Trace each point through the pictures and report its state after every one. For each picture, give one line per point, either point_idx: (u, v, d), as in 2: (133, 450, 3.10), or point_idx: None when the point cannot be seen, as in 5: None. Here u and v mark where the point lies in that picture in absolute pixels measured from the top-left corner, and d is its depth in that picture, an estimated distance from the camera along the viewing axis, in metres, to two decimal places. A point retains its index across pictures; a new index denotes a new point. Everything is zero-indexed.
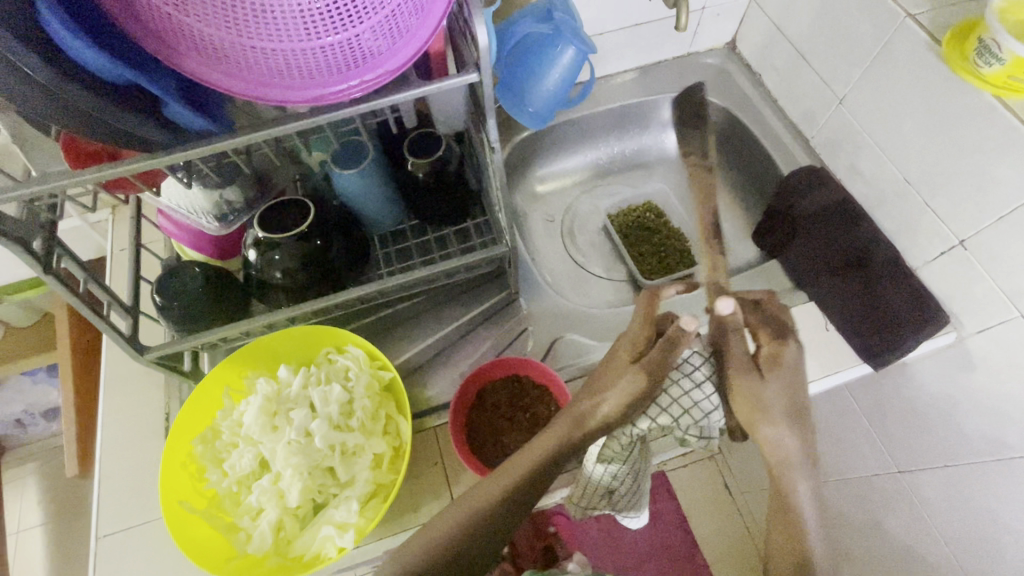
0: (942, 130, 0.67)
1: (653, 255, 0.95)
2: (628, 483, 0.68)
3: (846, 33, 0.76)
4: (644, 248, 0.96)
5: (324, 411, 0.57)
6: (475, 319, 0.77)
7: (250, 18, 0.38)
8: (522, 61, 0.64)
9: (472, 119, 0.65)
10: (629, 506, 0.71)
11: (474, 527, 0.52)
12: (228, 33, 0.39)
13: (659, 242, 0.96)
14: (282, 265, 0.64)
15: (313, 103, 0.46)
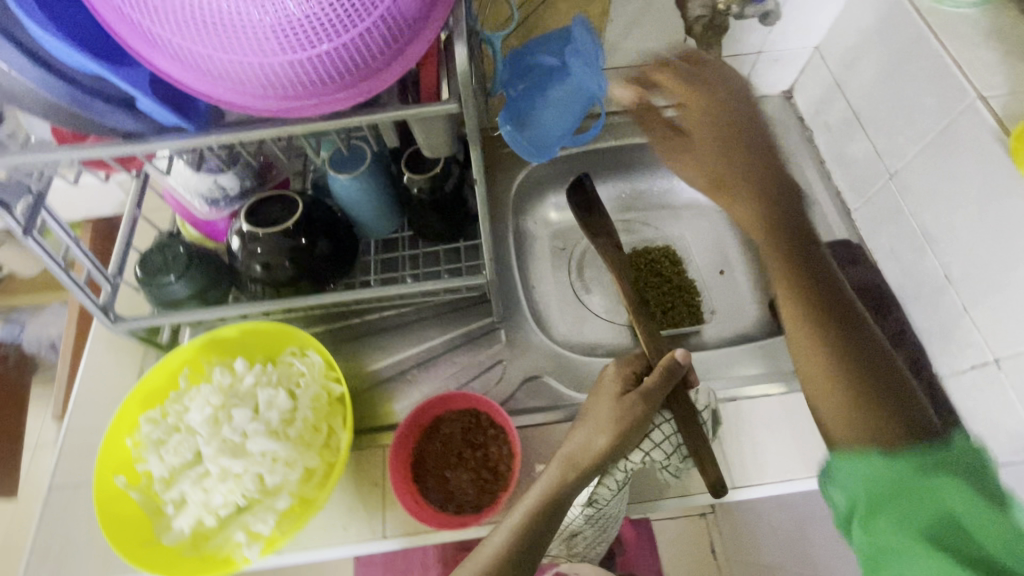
0: (994, 233, 0.58)
1: (658, 304, 0.89)
2: (594, 527, 0.69)
3: (908, 103, 0.68)
4: (652, 295, 0.90)
5: (265, 415, 0.57)
6: (452, 342, 0.76)
7: (211, 30, 0.38)
8: (529, 89, 0.62)
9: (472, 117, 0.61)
10: (592, 547, 0.73)
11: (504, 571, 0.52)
12: (190, 42, 0.39)
13: (668, 291, 0.90)
14: (262, 259, 0.65)
15: (284, 113, 0.45)
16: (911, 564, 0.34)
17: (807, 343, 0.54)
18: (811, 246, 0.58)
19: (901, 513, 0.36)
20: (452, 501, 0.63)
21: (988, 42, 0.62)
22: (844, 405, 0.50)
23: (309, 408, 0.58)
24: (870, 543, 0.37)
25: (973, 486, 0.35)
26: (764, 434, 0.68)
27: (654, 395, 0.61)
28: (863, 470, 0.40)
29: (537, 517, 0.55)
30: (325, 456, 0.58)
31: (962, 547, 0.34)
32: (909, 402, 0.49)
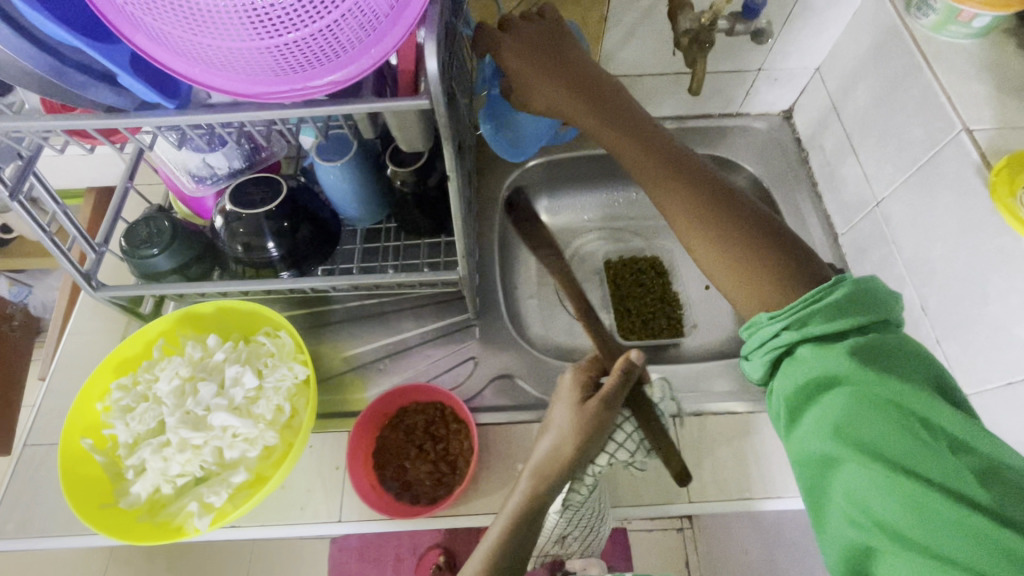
0: (970, 267, 0.58)
1: (637, 314, 0.89)
2: (577, 529, 0.71)
3: (898, 131, 0.68)
4: (633, 304, 0.91)
5: (229, 391, 0.59)
6: (427, 335, 0.77)
7: (176, 12, 0.38)
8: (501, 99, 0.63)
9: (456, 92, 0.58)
10: (585, 545, 0.76)
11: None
12: (157, 23, 0.39)
13: (650, 302, 0.91)
14: (244, 239, 0.66)
15: (256, 98, 0.46)
16: (843, 462, 0.39)
17: (678, 207, 0.57)
18: (667, 142, 0.60)
19: (821, 415, 0.41)
20: (410, 490, 0.65)
21: (981, 75, 0.62)
22: (742, 279, 0.53)
23: (273, 387, 0.60)
24: (805, 449, 0.42)
25: (871, 370, 0.40)
26: (725, 451, 0.68)
27: (614, 400, 0.60)
28: (768, 345, 0.46)
29: (512, 531, 0.55)
30: (286, 435, 0.60)
31: (879, 426, 0.39)
32: (778, 240, 0.54)
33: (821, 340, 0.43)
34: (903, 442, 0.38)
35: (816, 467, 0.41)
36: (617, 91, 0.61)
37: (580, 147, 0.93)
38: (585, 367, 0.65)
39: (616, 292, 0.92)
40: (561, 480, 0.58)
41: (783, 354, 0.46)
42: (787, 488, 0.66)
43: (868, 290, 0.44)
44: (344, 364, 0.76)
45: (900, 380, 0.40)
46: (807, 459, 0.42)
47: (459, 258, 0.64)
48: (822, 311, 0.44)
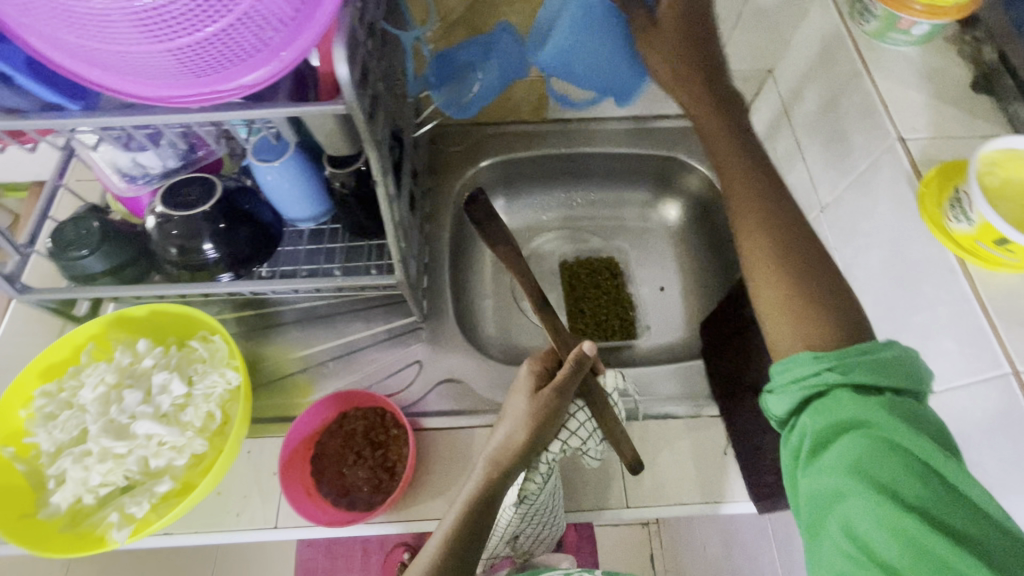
0: (902, 276, 0.58)
1: (592, 316, 0.89)
2: (530, 529, 0.70)
3: (842, 137, 0.68)
4: (587, 305, 0.91)
5: (156, 399, 0.57)
6: (372, 339, 0.76)
7: (60, 15, 0.36)
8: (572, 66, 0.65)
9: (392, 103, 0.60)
10: (542, 543, 0.74)
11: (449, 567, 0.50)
12: (45, 26, 0.37)
13: (604, 304, 0.90)
14: (177, 241, 0.65)
15: (163, 102, 0.44)
16: (855, 497, 0.40)
17: (750, 217, 0.54)
18: (767, 165, 0.56)
19: (845, 454, 0.41)
20: (349, 495, 0.64)
21: (919, 83, 0.62)
22: (787, 308, 0.49)
23: (203, 395, 0.59)
24: (818, 485, 0.42)
25: (903, 423, 0.41)
26: (666, 457, 0.68)
27: (569, 388, 0.60)
28: (806, 380, 0.45)
29: (464, 523, 0.53)
30: (216, 443, 0.59)
31: (897, 475, 0.40)
32: (846, 300, 0.49)
33: (857, 386, 0.44)
34: (918, 491, 0.39)
35: (823, 501, 0.42)
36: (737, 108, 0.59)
37: (537, 147, 0.92)
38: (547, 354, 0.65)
39: (571, 294, 0.91)
40: (516, 467, 0.57)
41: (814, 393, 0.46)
42: (723, 493, 0.66)
43: (907, 357, 0.45)
44: (285, 368, 0.74)
45: (927, 438, 0.41)
46: (818, 493, 0.42)
47: (395, 263, 0.63)
48: (866, 363, 0.44)
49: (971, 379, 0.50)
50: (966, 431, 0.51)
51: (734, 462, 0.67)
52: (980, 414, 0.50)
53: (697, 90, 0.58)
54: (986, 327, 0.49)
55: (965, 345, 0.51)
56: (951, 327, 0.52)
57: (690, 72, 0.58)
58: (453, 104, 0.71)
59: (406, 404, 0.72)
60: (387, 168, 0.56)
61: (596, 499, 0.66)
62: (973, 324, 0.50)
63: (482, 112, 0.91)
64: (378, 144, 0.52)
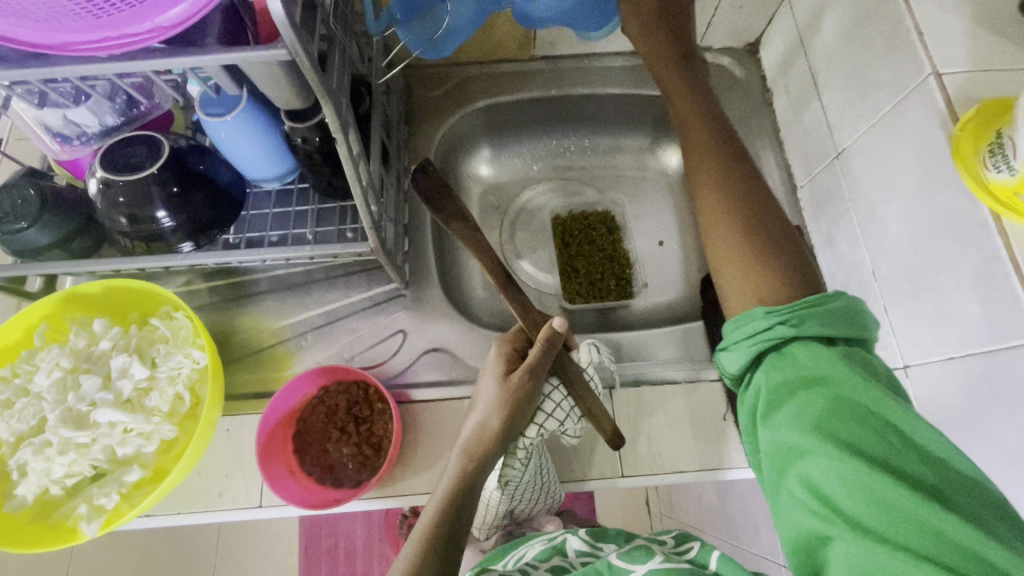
0: (924, 232, 0.53)
1: (586, 275, 0.84)
2: (523, 502, 0.69)
3: (865, 72, 0.60)
4: (580, 263, 0.85)
5: (116, 385, 0.53)
6: (351, 308, 0.71)
7: None
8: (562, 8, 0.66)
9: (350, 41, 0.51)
10: (543, 513, 0.73)
11: (430, 548, 0.50)
12: None
13: (599, 262, 0.85)
14: (126, 210, 0.58)
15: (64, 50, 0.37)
16: (815, 452, 0.37)
17: (708, 172, 0.53)
18: (730, 131, 0.55)
19: (800, 409, 0.39)
20: (332, 473, 0.62)
21: (961, 4, 0.53)
22: (739, 266, 0.48)
23: (167, 377, 0.55)
24: (774, 442, 0.39)
25: (857, 374, 0.39)
26: (662, 424, 0.65)
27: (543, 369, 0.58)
28: (763, 337, 0.43)
29: (452, 503, 0.52)
30: (187, 426, 0.56)
31: (853, 427, 0.37)
32: (803, 264, 0.48)
33: (810, 340, 0.42)
34: (876, 442, 0.37)
35: (784, 458, 0.39)
36: (699, 67, 0.59)
37: (524, 90, 0.83)
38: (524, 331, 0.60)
39: (563, 252, 0.86)
40: (493, 452, 0.55)
41: (769, 348, 0.43)
42: (721, 460, 0.63)
43: (859, 310, 0.43)
44: (260, 341, 0.70)
45: (880, 389, 0.39)
46: (775, 451, 0.39)
47: (366, 228, 0.57)
48: (819, 317, 0.42)
49: (996, 346, 0.46)
50: (985, 400, 0.47)
51: (734, 428, 0.64)
52: (1002, 383, 0.46)
53: (661, 49, 0.60)
54: (1017, 290, 0.45)
55: (991, 310, 0.47)
56: (977, 289, 0.48)
57: (655, 33, 0.60)
58: (421, 44, 0.61)
59: (390, 376, 0.68)
60: (348, 122, 0.49)
61: (589, 468, 0.64)
62: (1003, 286, 0.46)
63: (462, 52, 0.82)
64: (334, 94, 0.45)
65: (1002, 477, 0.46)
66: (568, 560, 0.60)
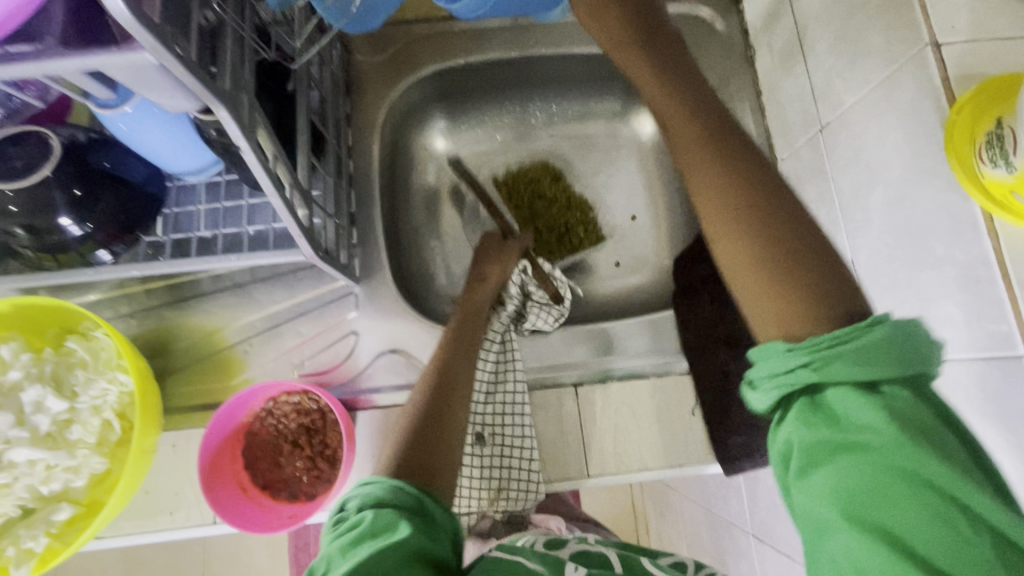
0: (908, 227, 0.48)
1: (551, 231, 0.79)
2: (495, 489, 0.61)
3: (857, 36, 0.53)
4: (542, 222, 0.79)
5: (30, 422, 0.49)
6: (299, 308, 0.66)
7: None
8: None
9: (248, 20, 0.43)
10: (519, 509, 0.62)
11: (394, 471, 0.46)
12: None
13: (559, 215, 0.80)
14: (20, 220, 0.51)
15: None
16: (850, 535, 0.32)
17: (708, 177, 0.42)
18: (720, 112, 0.45)
19: (836, 480, 0.33)
20: (289, 486, 0.59)
21: None
22: (756, 290, 0.38)
23: (89, 407, 0.51)
24: (805, 512, 0.34)
25: (910, 439, 0.32)
26: (628, 420, 0.63)
27: (497, 268, 0.68)
28: (784, 381, 0.35)
29: (413, 427, 0.50)
30: (120, 455, 0.52)
31: (900, 503, 0.32)
32: (833, 271, 0.38)
33: (845, 385, 0.34)
34: (927, 523, 0.31)
35: (812, 532, 0.34)
36: (670, 37, 0.48)
37: (481, 52, 0.74)
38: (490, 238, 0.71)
39: (521, 213, 0.79)
40: (468, 343, 0.59)
41: (796, 390, 0.36)
42: (688, 455, 0.62)
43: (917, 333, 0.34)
44: (202, 349, 0.65)
45: (938, 457, 0.32)
46: (805, 524, 0.35)
47: (297, 236, 0.50)
48: (852, 355, 0.34)
49: (975, 356, 0.43)
50: (959, 410, 0.45)
51: (701, 422, 0.63)
52: (976, 396, 0.43)
53: (615, 30, 0.48)
54: (1003, 298, 0.41)
55: (973, 317, 0.43)
56: (958, 294, 0.44)
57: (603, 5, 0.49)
58: (342, 16, 0.50)
59: (344, 381, 0.64)
60: (257, 122, 0.42)
61: (554, 469, 0.63)
62: (986, 293, 0.42)
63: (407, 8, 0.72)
64: (231, 97, 0.38)
65: None
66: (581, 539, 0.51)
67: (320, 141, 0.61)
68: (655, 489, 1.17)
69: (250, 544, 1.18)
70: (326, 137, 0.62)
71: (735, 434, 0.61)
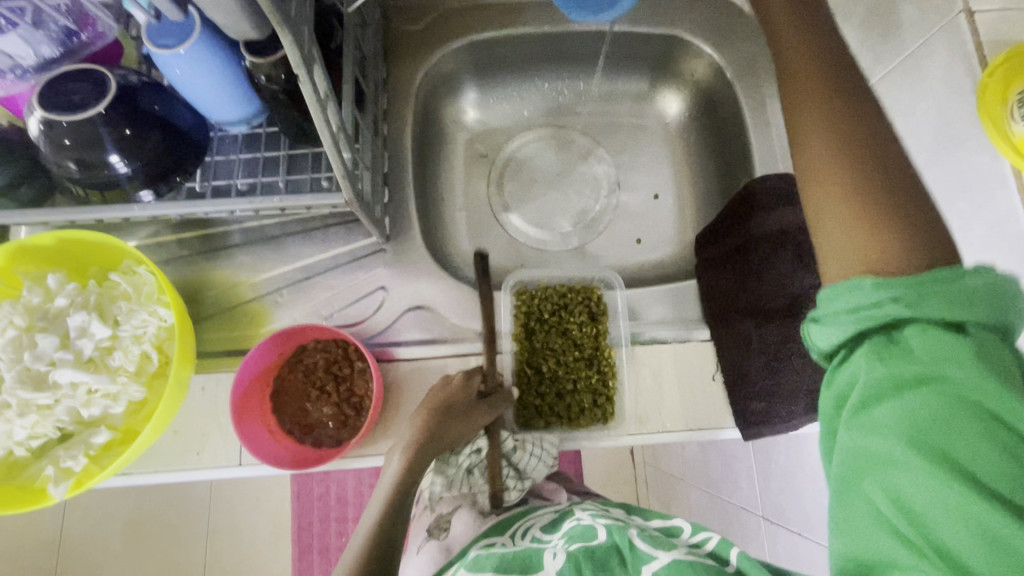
0: (937, 190, 0.50)
1: (552, 383, 0.69)
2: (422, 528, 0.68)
3: (888, 10, 0.55)
4: (544, 363, 0.70)
5: (75, 345, 0.50)
6: (331, 262, 0.68)
7: None
8: None
9: None
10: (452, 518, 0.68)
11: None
12: None
13: (571, 363, 0.70)
14: (73, 154, 0.53)
15: None
16: (910, 464, 0.35)
17: (818, 114, 0.45)
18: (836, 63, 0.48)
19: (908, 412, 0.36)
20: (315, 432, 0.61)
21: None
22: (849, 228, 0.41)
23: (130, 335, 0.52)
24: (867, 441, 0.37)
25: (992, 379, 0.35)
26: (649, 384, 0.64)
27: (442, 442, 0.57)
28: (866, 313, 0.39)
29: (375, 536, 0.53)
30: (156, 386, 0.54)
31: (972, 431, 0.34)
32: (915, 222, 0.42)
33: (932, 325, 0.37)
34: (992, 448, 0.34)
35: (870, 463, 0.37)
36: None
37: (513, 25, 0.76)
38: (462, 382, 0.61)
39: (523, 330, 0.70)
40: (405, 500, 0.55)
41: (875, 327, 0.39)
42: (708, 420, 0.63)
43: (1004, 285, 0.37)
44: (232, 298, 0.67)
45: (1006, 392, 0.35)
46: (863, 453, 0.37)
47: (340, 177, 0.52)
48: (938, 295, 0.37)
49: None
50: None
51: (722, 388, 0.64)
52: None
53: None
54: None
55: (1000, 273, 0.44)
56: (985, 251, 0.45)
57: None
58: None
59: (372, 334, 0.66)
60: (313, 57, 0.43)
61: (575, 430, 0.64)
62: (1015, 248, 0.43)
63: None
64: (293, 22, 0.39)
65: None
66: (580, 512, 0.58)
67: (360, 97, 0.63)
68: (660, 481, 1.16)
69: (254, 520, 1.17)
70: (365, 94, 0.64)
71: (756, 400, 0.61)
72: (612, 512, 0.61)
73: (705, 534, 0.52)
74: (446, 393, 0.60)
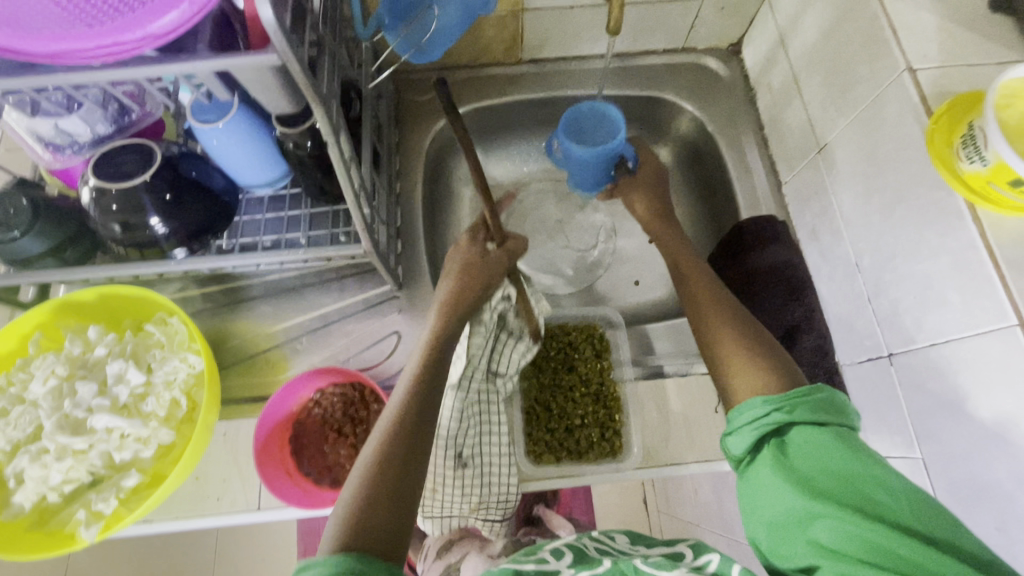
0: (904, 225, 0.54)
1: (561, 418, 0.71)
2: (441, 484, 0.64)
3: (845, 71, 0.62)
4: (553, 400, 0.72)
5: (112, 392, 0.54)
6: (347, 310, 0.72)
7: None
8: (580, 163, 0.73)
9: (334, 45, 0.53)
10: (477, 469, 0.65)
11: (394, 452, 0.45)
12: None
13: (579, 399, 0.72)
14: (118, 218, 0.58)
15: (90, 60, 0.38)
16: (818, 517, 0.42)
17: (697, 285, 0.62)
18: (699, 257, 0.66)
19: (801, 480, 0.44)
20: (331, 475, 0.62)
21: (932, 3, 0.55)
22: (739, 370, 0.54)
23: (163, 382, 0.56)
24: (785, 510, 0.44)
25: (851, 451, 0.44)
26: (655, 416, 0.67)
27: (475, 285, 0.58)
28: (760, 423, 0.48)
29: (411, 401, 0.49)
30: (183, 430, 0.56)
31: (847, 487, 0.42)
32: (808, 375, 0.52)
33: (804, 425, 0.47)
34: (869, 500, 0.41)
35: (792, 529, 0.43)
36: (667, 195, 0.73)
37: (512, 92, 0.84)
38: (470, 241, 0.62)
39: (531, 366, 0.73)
40: (436, 371, 0.52)
41: (769, 434, 0.48)
42: (714, 452, 0.64)
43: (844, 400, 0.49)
44: (254, 347, 0.70)
45: (868, 460, 0.43)
46: (785, 523, 0.43)
47: (360, 231, 0.57)
48: (810, 404, 0.48)
49: (972, 333, 0.48)
50: (967, 386, 0.48)
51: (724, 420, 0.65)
52: (984, 370, 0.47)
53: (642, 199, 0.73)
54: (992, 276, 0.46)
55: (970, 296, 0.48)
56: (953, 278, 0.49)
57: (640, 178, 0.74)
58: (410, 47, 0.62)
59: (386, 377, 0.69)
60: (340, 126, 0.50)
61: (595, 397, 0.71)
62: (979, 274, 0.47)
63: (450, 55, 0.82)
64: (326, 98, 0.46)
65: (982, 460, 0.47)
66: (582, 541, 0.58)
67: (377, 159, 0.70)
68: (674, 527, 1.14)
69: None
70: (381, 156, 0.71)
71: None
72: (614, 542, 0.59)
73: (705, 557, 0.51)
74: (463, 249, 0.62)
